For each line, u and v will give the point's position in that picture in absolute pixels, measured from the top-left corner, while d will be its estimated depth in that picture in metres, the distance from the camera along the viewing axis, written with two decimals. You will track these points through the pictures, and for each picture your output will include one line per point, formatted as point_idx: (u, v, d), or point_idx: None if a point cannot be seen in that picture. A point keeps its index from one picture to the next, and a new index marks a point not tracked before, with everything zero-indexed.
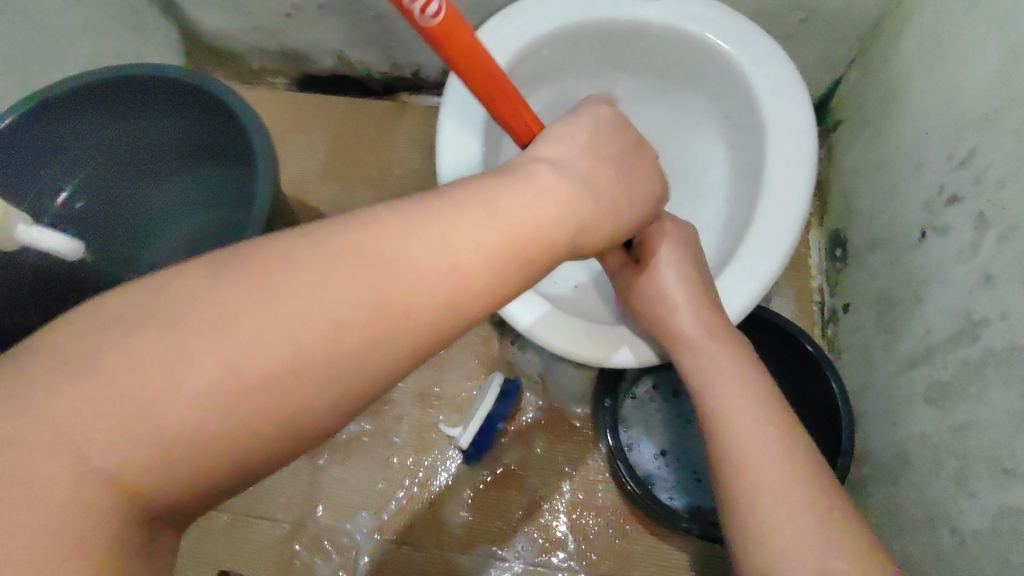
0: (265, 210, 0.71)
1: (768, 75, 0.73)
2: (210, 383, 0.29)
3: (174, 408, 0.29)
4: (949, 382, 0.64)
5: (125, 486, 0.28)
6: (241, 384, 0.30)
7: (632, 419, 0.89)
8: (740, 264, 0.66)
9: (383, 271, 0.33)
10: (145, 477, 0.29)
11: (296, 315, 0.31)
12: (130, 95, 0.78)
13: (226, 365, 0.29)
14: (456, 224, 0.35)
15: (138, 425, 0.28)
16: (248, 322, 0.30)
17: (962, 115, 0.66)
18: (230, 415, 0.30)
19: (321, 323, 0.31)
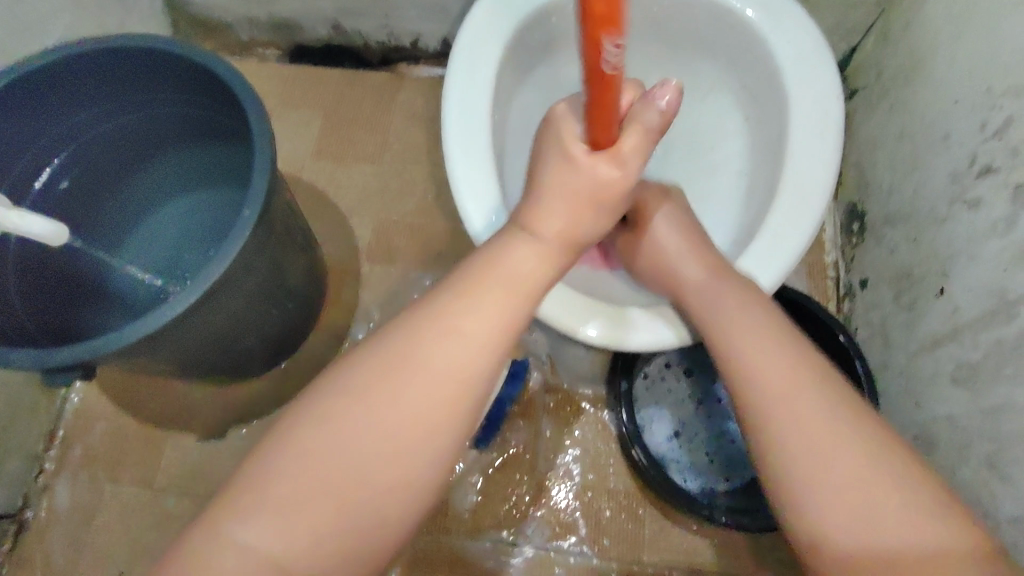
0: (264, 188, 0.67)
1: (791, 40, 0.69)
2: (421, 387, 0.39)
3: (401, 417, 0.39)
4: (980, 364, 0.62)
5: (389, 483, 0.38)
6: (438, 380, 0.40)
7: (645, 400, 0.87)
8: (765, 241, 0.63)
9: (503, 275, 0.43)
10: (403, 470, 0.38)
11: (457, 320, 0.41)
12: (117, 71, 0.72)
13: (421, 376, 0.40)
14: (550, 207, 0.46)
15: (379, 441, 0.38)
16: (427, 340, 0.40)
17: (996, 82, 0.62)
18: (436, 432, 0.39)
19: (476, 318, 0.41)
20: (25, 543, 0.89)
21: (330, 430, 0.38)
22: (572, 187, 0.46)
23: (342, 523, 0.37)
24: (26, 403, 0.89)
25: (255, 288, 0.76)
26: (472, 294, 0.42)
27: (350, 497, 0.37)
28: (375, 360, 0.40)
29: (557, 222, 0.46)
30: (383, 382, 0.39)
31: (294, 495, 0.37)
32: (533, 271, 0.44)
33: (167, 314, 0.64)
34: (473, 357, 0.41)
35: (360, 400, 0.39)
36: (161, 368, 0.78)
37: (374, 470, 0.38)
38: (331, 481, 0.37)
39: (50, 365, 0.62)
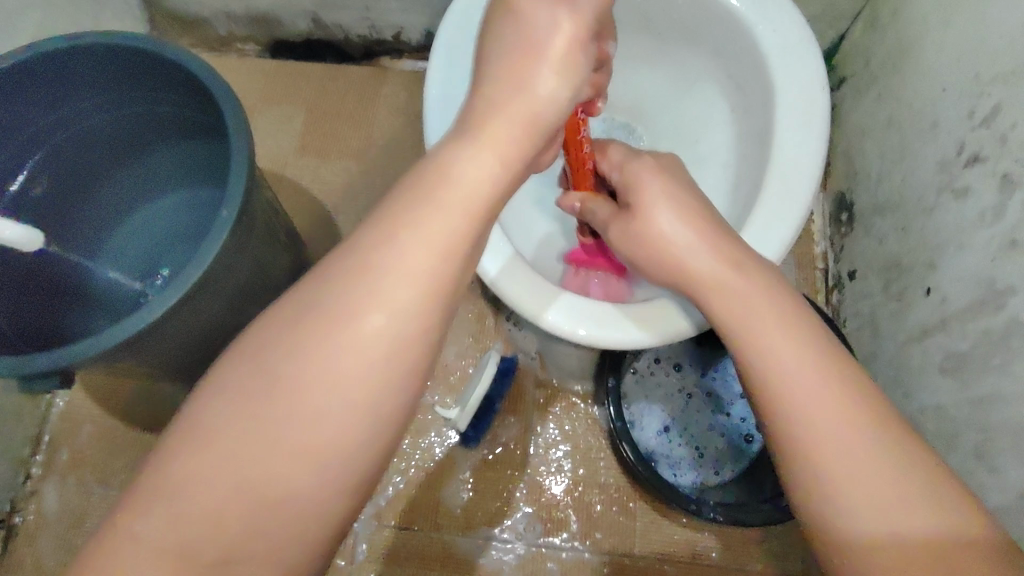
0: (241, 188, 0.65)
1: (776, 29, 0.67)
2: (342, 349, 0.33)
3: (319, 381, 0.33)
4: (968, 354, 0.62)
5: (313, 456, 0.32)
6: (364, 337, 0.33)
7: (634, 395, 0.87)
8: (751, 234, 0.62)
9: (437, 205, 0.35)
10: (328, 439, 0.33)
11: (382, 262, 0.34)
12: (89, 72, 0.71)
13: (345, 337, 0.33)
14: (499, 117, 0.37)
15: (293, 409, 0.33)
16: (348, 290, 0.34)
17: (984, 69, 0.61)
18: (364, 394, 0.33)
19: (409, 261, 0.34)
20: (13, 548, 0.88)
21: (253, 389, 0.33)
22: (528, 70, 0.38)
23: (272, 489, 0.32)
24: (11, 408, 0.88)
25: (237, 288, 0.75)
26: (410, 224, 0.35)
27: (261, 473, 0.32)
28: (292, 318, 0.34)
29: (508, 129, 0.37)
30: (297, 339, 0.34)
31: (199, 472, 0.32)
32: (477, 203, 0.36)
33: (146, 319, 0.63)
34: (404, 301, 0.34)
35: (285, 350, 0.33)
36: (144, 372, 0.77)
37: (294, 443, 0.32)
38: (257, 442, 0.32)
39: (26, 374, 0.61)
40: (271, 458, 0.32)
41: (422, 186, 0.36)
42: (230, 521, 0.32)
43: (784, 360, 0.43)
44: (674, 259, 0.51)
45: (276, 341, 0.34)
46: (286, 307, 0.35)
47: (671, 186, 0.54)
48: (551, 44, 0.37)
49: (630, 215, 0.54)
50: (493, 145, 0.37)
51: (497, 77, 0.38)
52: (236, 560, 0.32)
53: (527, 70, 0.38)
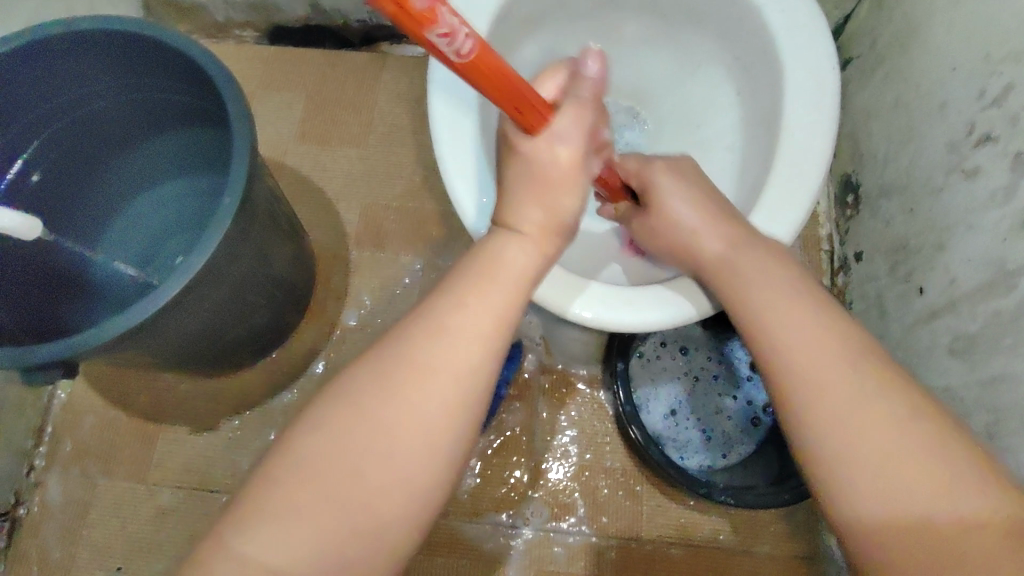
0: (243, 174, 0.64)
1: (784, 8, 0.66)
2: (422, 401, 0.38)
3: (404, 427, 0.38)
4: (978, 335, 0.62)
5: (399, 492, 0.38)
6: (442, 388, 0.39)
7: (641, 379, 0.86)
8: (765, 213, 0.62)
9: (499, 274, 0.41)
10: (410, 477, 0.38)
11: (458, 323, 0.40)
12: (87, 58, 0.69)
13: (426, 390, 0.38)
14: (540, 191, 0.41)
15: (380, 452, 0.37)
16: (426, 348, 0.39)
17: (994, 47, 0.60)
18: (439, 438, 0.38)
19: (479, 325, 0.40)
20: (18, 540, 0.88)
21: (344, 436, 0.38)
22: (542, 174, 0.41)
23: (351, 539, 0.36)
24: (12, 400, 0.87)
25: (239, 277, 0.74)
26: (468, 297, 0.40)
27: (351, 510, 0.36)
28: (375, 371, 0.39)
29: (547, 202, 0.42)
30: (383, 392, 0.38)
31: (296, 513, 0.36)
32: (530, 267, 0.42)
33: (150, 308, 0.62)
34: (476, 355, 0.39)
35: (360, 411, 0.38)
36: (145, 362, 0.76)
37: (381, 480, 0.37)
38: (338, 494, 0.37)
39: (29, 364, 0.61)
40: (352, 509, 0.37)
41: (486, 258, 0.42)
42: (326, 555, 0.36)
43: (809, 350, 0.44)
44: None
45: (358, 391, 0.39)
46: (354, 373, 0.40)
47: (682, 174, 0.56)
48: (554, 154, 0.41)
49: (648, 213, 0.56)
50: (541, 214, 0.42)
51: (517, 198, 0.42)
52: None
53: (545, 163, 0.41)
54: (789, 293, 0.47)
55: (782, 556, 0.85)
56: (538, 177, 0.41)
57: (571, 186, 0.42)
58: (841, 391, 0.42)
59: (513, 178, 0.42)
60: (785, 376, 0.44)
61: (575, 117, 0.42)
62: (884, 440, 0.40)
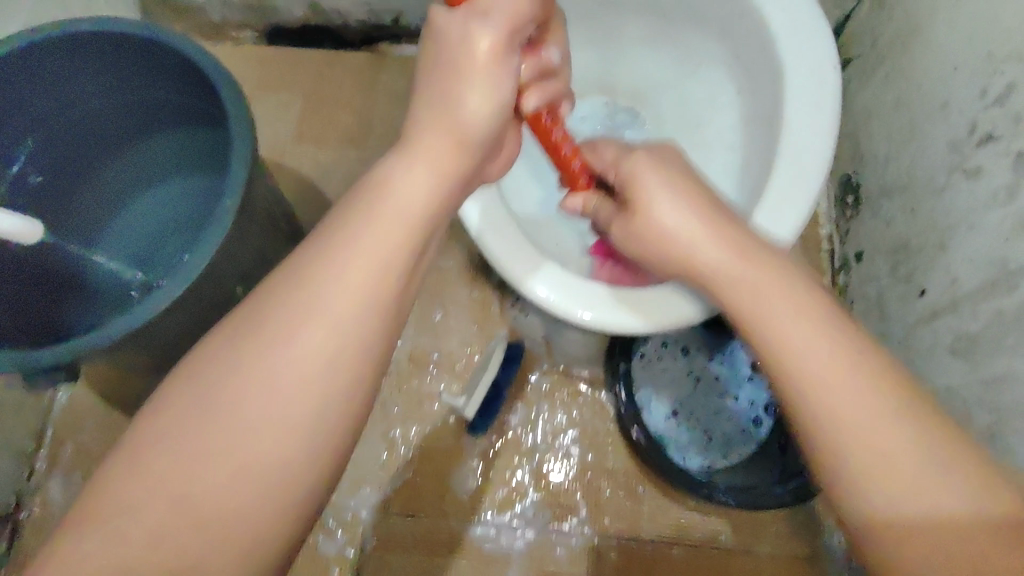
0: (243, 176, 0.64)
1: (784, 8, 0.66)
2: (288, 364, 0.36)
3: (266, 395, 0.36)
4: (980, 335, 0.62)
5: (260, 469, 0.35)
6: (309, 352, 0.37)
7: (642, 379, 0.86)
8: (766, 214, 0.61)
9: (375, 225, 0.40)
10: (273, 450, 0.35)
11: (328, 280, 0.38)
12: (85, 59, 0.69)
13: (292, 355, 0.36)
14: (439, 108, 0.44)
15: (239, 422, 0.35)
16: (293, 305, 0.37)
17: (996, 47, 0.60)
18: (310, 407, 0.36)
19: (351, 282, 0.38)
20: (20, 543, 0.88)
21: (200, 405, 0.36)
22: (456, 82, 0.44)
23: (223, 501, 0.34)
24: (12, 402, 0.87)
25: (239, 278, 0.74)
26: (340, 249, 0.39)
27: (201, 488, 0.34)
28: (239, 335, 0.38)
29: (440, 131, 0.43)
30: (243, 356, 0.37)
31: (141, 491, 0.34)
32: (417, 205, 0.41)
33: (151, 310, 0.62)
34: (352, 313, 0.38)
35: (236, 358, 0.37)
36: (144, 364, 0.75)
37: (241, 454, 0.35)
38: (191, 471, 0.34)
39: (30, 366, 0.60)
40: (220, 462, 0.34)
41: (362, 209, 0.40)
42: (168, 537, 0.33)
43: (825, 362, 0.43)
44: (687, 244, 0.50)
45: (220, 357, 0.37)
46: (232, 326, 0.38)
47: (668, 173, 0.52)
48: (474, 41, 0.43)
49: (631, 215, 0.52)
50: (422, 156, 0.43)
51: (430, 98, 0.44)
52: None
53: (455, 86, 0.44)
54: (793, 289, 0.46)
55: (784, 557, 0.85)
56: (459, 74, 0.44)
57: (483, 82, 0.44)
58: (847, 398, 0.41)
59: (427, 81, 0.45)
60: (794, 383, 0.43)
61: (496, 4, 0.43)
62: (885, 432, 0.40)
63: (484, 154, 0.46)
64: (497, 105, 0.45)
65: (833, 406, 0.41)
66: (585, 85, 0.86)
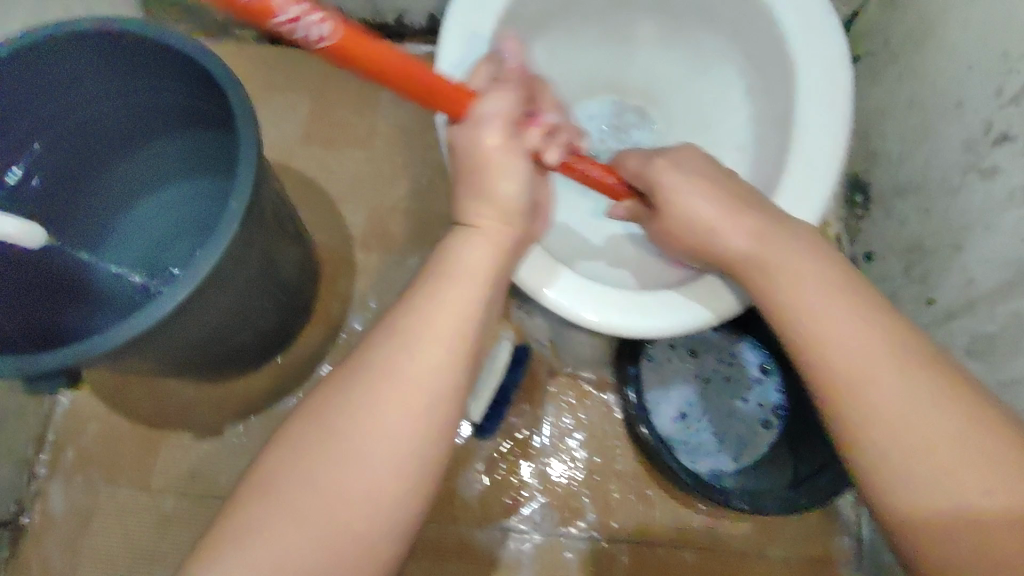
0: (250, 178, 0.63)
1: (797, 6, 0.65)
2: (394, 408, 0.41)
3: (379, 436, 0.41)
4: (996, 337, 0.61)
5: (380, 497, 0.40)
6: (413, 395, 0.42)
7: (650, 381, 0.85)
8: (790, 198, 0.61)
9: (458, 283, 0.45)
10: (387, 480, 0.41)
11: (421, 332, 0.43)
12: (90, 62, 0.68)
13: (397, 399, 0.41)
14: (480, 186, 0.47)
15: (357, 459, 0.40)
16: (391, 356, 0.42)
17: (1013, 45, 0.60)
18: (414, 439, 0.41)
19: (442, 332, 0.43)
20: (22, 549, 0.87)
21: (319, 446, 0.41)
22: (488, 170, 0.47)
23: (350, 527, 0.40)
24: (13, 407, 0.85)
25: (246, 280, 0.73)
26: (428, 303, 0.44)
27: (332, 521, 0.39)
28: (345, 384, 0.42)
29: (495, 204, 0.48)
30: (353, 403, 0.41)
31: (281, 524, 0.39)
32: (483, 264, 0.47)
33: (157, 315, 0.61)
34: (440, 357, 0.43)
35: (347, 407, 0.42)
36: (149, 368, 0.74)
37: (363, 485, 0.40)
38: (320, 504, 0.40)
39: (33, 373, 0.59)
40: (345, 496, 0.40)
41: (441, 271, 0.45)
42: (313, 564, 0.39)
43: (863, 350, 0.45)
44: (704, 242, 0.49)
45: (334, 405, 0.42)
46: (335, 380, 0.43)
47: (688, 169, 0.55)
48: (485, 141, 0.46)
49: None
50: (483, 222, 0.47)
51: (468, 192, 0.48)
52: None
53: (486, 178, 0.47)
54: None
55: (795, 560, 0.84)
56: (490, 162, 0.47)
57: (505, 168, 0.47)
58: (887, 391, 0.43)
59: (467, 169, 0.48)
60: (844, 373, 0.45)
61: (492, 101, 0.47)
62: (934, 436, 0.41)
63: (527, 220, 0.50)
64: (524, 180, 0.48)
65: (874, 411, 0.43)
66: (593, 83, 0.85)
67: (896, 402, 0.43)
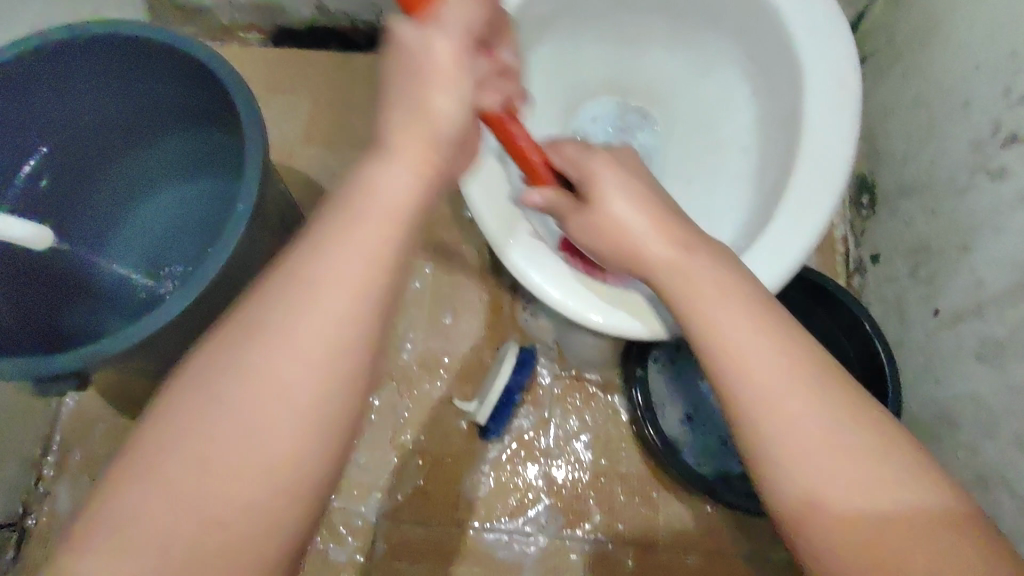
0: (256, 180, 0.63)
1: (803, 7, 0.65)
2: (284, 373, 0.34)
3: (267, 401, 0.34)
4: (1005, 339, 0.61)
5: (274, 471, 0.34)
6: (306, 355, 0.34)
7: (656, 384, 0.85)
8: (758, 253, 0.59)
9: (368, 222, 0.37)
10: (274, 455, 0.34)
11: (319, 279, 0.35)
12: (95, 63, 0.68)
13: (287, 361, 0.34)
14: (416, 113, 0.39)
15: (237, 431, 0.33)
16: (282, 307, 0.35)
17: (1021, 45, 0.59)
18: (306, 405, 0.34)
19: (346, 277, 0.35)
20: (29, 551, 0.87)
21: (195, 412, 0.34)
22: (423, 88, 0.40)
23: (229, 506, 0.33)
24: (21, 409, 0.86)
25: (252, 283, 0.73)
26: (327, 244, 0.36)
27: (208, 505, 0.33)
28: (228, 340, 0.35)
29: (411, 133, 0.39)
30: (232, 364, 0.34)
31: (151, 505, 0.32)
32: (403, 199, 0.38)
33: (164, 317, 0.61)
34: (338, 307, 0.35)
35: (228, 368, 0.34)
36: (156, 369, 0.74)
37: (241, 463, 0.33)
38: (193, 485, 0.33)
39: (43, 375, 0.60)
40: (224, 475, 0.33)
41: (350, 207, 0.37)
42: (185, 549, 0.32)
43: (762, 369, 0.41)
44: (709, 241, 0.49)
45: (212, 369, 0.35)
46: (218, 339, 0.35)
47: (647, 174, 0.53)
48: (434, 50, 0.39)
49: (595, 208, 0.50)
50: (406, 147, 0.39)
51: (401, 104, 0.40)
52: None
53: (422, 93, 0.39)
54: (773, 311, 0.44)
55: (801, 563, 0.83)
56: (424, 80, 0.40)
57: (450, 81, 0.40)
58: (802, 420, 0.39)
59: (396, 86, 0.40)
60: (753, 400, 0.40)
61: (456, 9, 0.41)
62: (848, 466, 0.38)
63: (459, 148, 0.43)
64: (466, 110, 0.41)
65: (791, 445, 0.39)
66: (598, 84, 0.85)
67: (811, 434, 0.38)
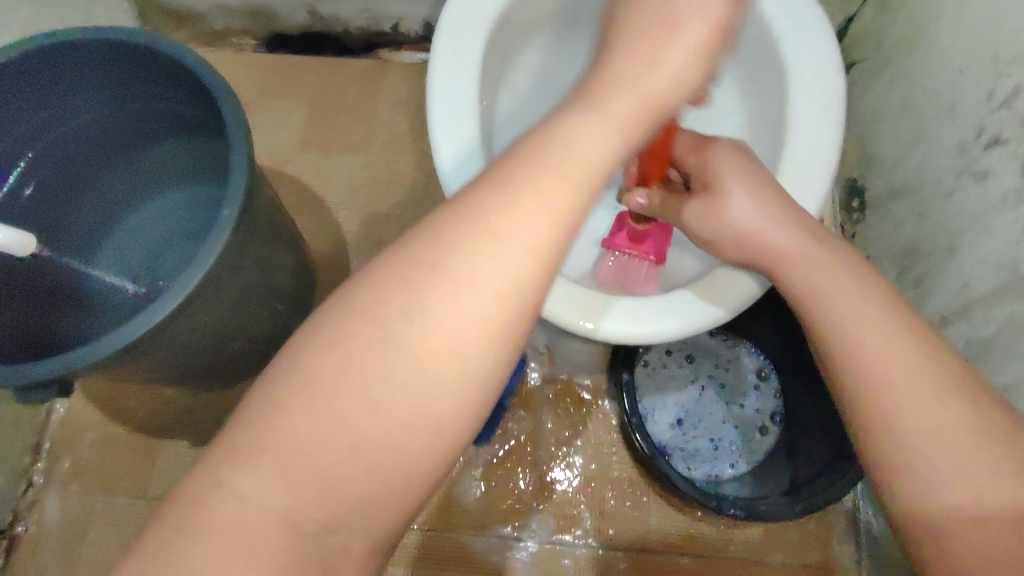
0: (242, 185, 0.63)
1: (789, 12, 0.66)
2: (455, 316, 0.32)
3: (430, 346, 0.31)
4: (991, 341, 0.61)
5: (424, 428, 0.31)
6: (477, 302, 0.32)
7: (645, 387, 0.85)
8: (791, 173, 0.62)
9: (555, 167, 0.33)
10: (428, 408, 0.31)
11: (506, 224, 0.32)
12: (82, 69, 0.68)
13: (462, 306, 0.32)
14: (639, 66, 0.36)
15: (396, 372, 0.31)
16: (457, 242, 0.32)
17: (1002, 49, 0.60)
18: (472, 355, 0.32)
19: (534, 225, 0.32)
20: (17, 560, 0.86)
21: (355, 339, 0.31)
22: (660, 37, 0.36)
23: (381, 455, 0.30)
24: (8, 418, 0.85)
25: (239, 292, 0.73)
26: (518, 183, 0.33)
27: (356, 445, 0.30)
28: (395, 269, 0.32)
29: (639, 88, 0.36)
30: (404, 293, 0.32)
31: (293, 447, 0.30)
32: (602, 154, 0.34)
33: (146, 324, 0.61)
34: (515, 251, 0.32)
35: (393, 289, 0.32)
36: (142, 377, 0.74)
37: (395, 406, 0.31)
38: (343, 418, 0.30)
39: (25, 383, 0.59)
40: (373, 413, 0.30)
41: (536, 140, 0.34)
42: (335, 489, 0.30)
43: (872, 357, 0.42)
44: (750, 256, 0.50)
45: (375, 292, 0.32)
46: (382, 261, 0.33)
47: None
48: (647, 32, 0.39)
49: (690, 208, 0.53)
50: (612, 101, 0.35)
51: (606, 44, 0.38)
52: (339, 527, 0.30)
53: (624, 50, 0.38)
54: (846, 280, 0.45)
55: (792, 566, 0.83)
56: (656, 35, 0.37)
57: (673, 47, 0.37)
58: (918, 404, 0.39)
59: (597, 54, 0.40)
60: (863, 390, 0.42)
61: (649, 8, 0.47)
62: (972, 450, 0.38)
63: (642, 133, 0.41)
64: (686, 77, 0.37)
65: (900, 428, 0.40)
66: None
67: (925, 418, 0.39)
